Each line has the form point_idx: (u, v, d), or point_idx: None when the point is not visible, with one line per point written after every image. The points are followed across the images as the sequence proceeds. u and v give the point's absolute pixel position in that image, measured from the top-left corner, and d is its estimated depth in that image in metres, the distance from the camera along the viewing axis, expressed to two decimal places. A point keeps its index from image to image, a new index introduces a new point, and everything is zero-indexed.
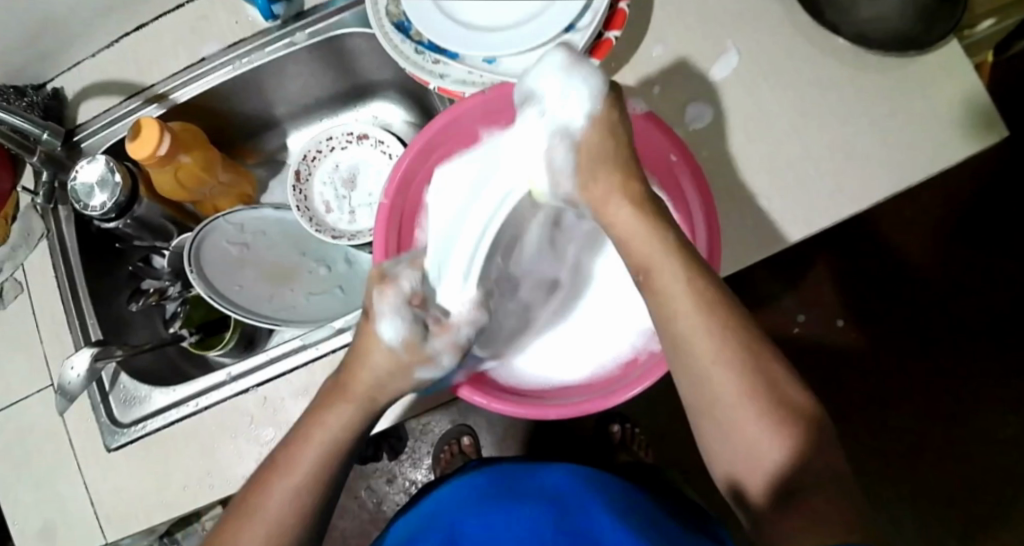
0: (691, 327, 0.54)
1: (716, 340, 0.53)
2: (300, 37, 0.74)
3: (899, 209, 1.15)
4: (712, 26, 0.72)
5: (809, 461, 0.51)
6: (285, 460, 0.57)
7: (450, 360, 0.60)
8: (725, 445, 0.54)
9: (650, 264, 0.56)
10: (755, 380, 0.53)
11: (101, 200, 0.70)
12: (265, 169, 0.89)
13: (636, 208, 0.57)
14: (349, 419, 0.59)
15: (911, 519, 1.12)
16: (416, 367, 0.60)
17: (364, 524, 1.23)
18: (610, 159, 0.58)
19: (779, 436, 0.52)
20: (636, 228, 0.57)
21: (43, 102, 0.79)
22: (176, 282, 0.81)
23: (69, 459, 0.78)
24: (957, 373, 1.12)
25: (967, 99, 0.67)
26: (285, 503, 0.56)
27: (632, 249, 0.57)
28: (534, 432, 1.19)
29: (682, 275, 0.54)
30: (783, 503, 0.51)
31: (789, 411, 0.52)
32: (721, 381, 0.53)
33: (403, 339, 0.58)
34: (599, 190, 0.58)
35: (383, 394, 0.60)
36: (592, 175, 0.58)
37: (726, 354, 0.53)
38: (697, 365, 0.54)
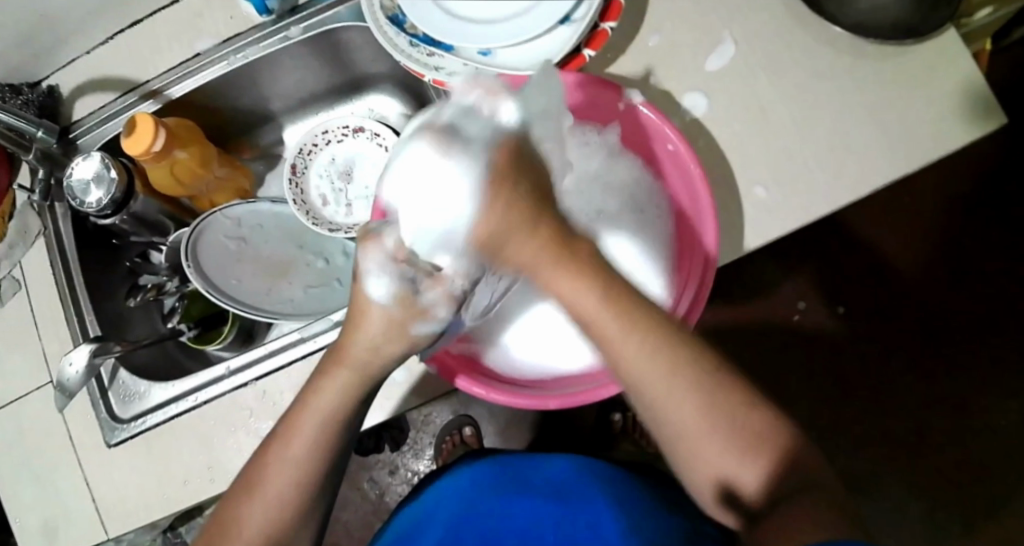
0: (643, 379, 0.53)
1: (673, 380, 0.53)
2: (295, 31, 0.74)
3: (897, 197, 1.15)
4: (708, 16, 0.72)
5: (783, 477, 0.53)
6: (284, 438, 0.57)
7: (446, 312, 0.57)
8: (694, 468, 0.55)
9: (587, 320, 0.54)
10: (717, 411, 0.53)
11: (96, 197, 0.70)
12: (261, 163, 0.88)
13: (557, 263, 0.53)
14: (345, 389, 0.58)
15: (912, 506, 1.12)
16: (412, 321, 0.56)
17: (366, 516, 1.24)
18: (520, 220, 0.53)
19: (749, 450, 0.53)
20: (569, 284, 0.53)
21: (39, 99, 0.80)
22: (175, 277, 0.81)
23: (70, 455, 0.78)
24: (957, 361, 1.12)
25: (964, 86, 0.67)
26: (286, 476, 0.57)
27: (573, 307, 0.54)
28: (535, 423, 1.19)
29: (624, 330, 0.53)
30: (766, 511, 0.53)
31: (755, 435, 0.54)
32: (685, 417, 0.54)
33: (395, 296, 0.55)
34: (528, 252, 0.53)
35: (380, 358, 0.57)
36: (503, 242, 0.53)
37: (680, 394, 0.53)
38: (657, 404, 0.54)
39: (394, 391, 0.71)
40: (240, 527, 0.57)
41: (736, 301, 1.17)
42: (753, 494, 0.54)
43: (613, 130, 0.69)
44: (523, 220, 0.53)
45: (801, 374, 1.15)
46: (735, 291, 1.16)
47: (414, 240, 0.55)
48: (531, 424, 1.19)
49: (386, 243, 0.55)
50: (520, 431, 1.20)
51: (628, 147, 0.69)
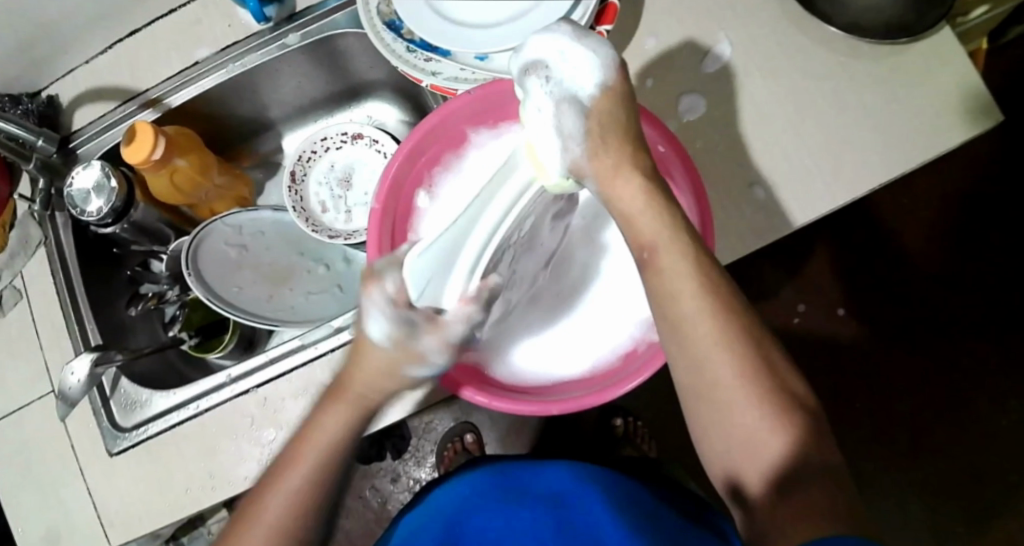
0: (694, 310, 0.53)
1: (716, 327, 0.53)
2: (293, 39, 0.75)
3: (897, 197, 1.15)
4: (704, 19, 0.72)
5: (807, 459, 0.51)
6: (283, 468, 0.57)
7: (442, 357, 0.55)
8: (726, 429, 0.53)
9: (651, 248, 0.55)
10: (756, 363, 0.53)
11: (96, 206, 0.71)
12: (260, 171, 0.89)
13: (643, 185, 0.55)
14: (346, 424, 0.56)
15: (917, 507, 1.11)
16: (408, 364, 0.54)
17: (369, 523, 1.23)
18: (621, 149, 0.56)
19: (778, 421, 0.52)
20: (636, 206, 0.55)
21: (39, 109, 0.80)
22: (175, 286, 0.82)
23: (72, 465, 0.78)
24: (959, 361, 1.12)
25: (960, 85, 0.67)
26: (284, 506, 0.56)
27: (636, 231, 0.56)
28: (536, 429, 1.19)
29: (686, 258, 0.54)
30: (790, 482, 0.50)
31: (786, 404, 0.52)
32: (719, 371, 0.53)
33: (393, 339, 0.53)
34: (604, 162, 0.55)
35: (381, 396, 0.56)
36: (609, 170, 0.55)
37: (723, 344, 0.53)
38: (702, 350, 0.53)
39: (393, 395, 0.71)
40: None
41: None
42: (777, 468, 0.51)
43: None
44: (623, 131, 0.56)
45: (803, 376, 1.15)
46: None
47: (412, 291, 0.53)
48: (533, 430, 1.19)
49: (388, 281, 0.53)
50: (521, 437, 1.19)
51: None
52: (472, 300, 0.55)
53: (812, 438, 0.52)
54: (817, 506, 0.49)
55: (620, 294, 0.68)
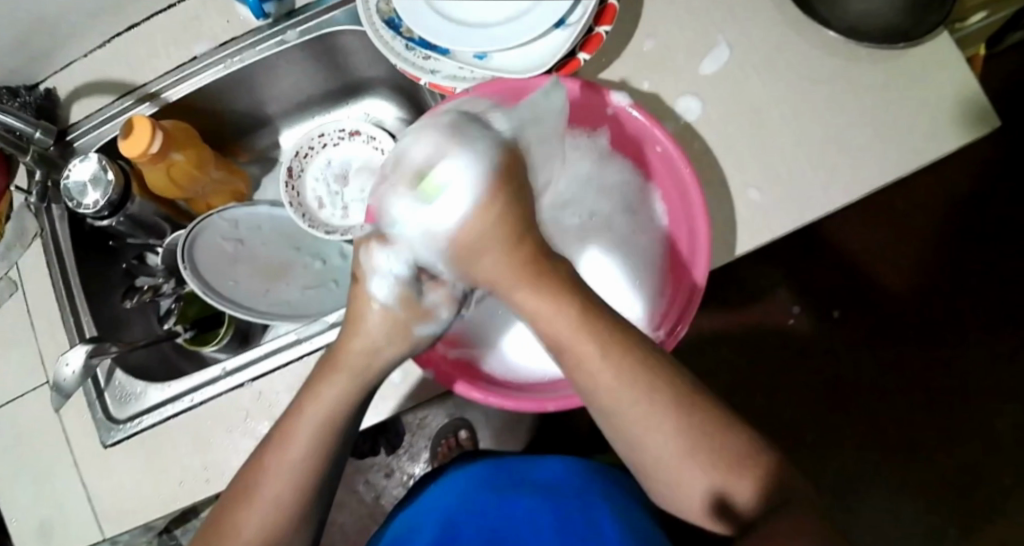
0: (621, 399, 0.53)
1: (647, 414, 0.53)
2: (291, 35, 0.74)
3: (893, 201, 1.16)
4: (703, 22, 0.72)
5: (773, 489, 0.54)
6: (280, 444, 0.56)
7: (447, 313, 0.57)
8: (680, 495, 0.55)
9: (559, 345, 0.54)
10: (694, 435, 0.53)
11: (93, 198, 0.71)
12: (258, 166, 0.89)
13: (537, 279, 0.53)
14: (342, 393, 0.56)
15: (909, 509, 1.12)
16: (414, 323, 0.56)
17: (363, 518, 1.24)
18: (506, 230, 0.53)
19: (729, 471, 0.53)
20: (541, 306, 0.53)
21: (36, 102, 0.79)
22: (170, 279, 0.81)
23: (66, 457, 0.78)
24: (952, 365, 1.13)
25: (957, 91, 0.68)
26: (285, 481, 0.55)
27: (547, 330, 0.54)
28: (530, 426, 1.19)
29: (598, 358, 0.53)
30: (756, 526, 0.53)
31: (738, 459, 0.54)
32: (660, 452, 0.54)
33: (398, 295, 0.55)
34: (492, 272, 0.53)
35: (378, 361, 0.56)
36: (475, 254, 0.53)
37: (657, 427, 0.53)
38: (636, 436, 0.54)
39: (389, 390, 0.71)
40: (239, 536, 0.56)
41: (732, 304, 1.17)
42: (749, 506, 0.54)
43: (602, 134, 0.69)
44: (511, 229, 0.53)
45: (796, 377, 1.15)
46: (731, 294, 1.17)
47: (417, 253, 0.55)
48: (528, 427, 1.19)
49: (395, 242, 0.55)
50: (515, 434, 1.20)
51: (617, 150, 0.69)
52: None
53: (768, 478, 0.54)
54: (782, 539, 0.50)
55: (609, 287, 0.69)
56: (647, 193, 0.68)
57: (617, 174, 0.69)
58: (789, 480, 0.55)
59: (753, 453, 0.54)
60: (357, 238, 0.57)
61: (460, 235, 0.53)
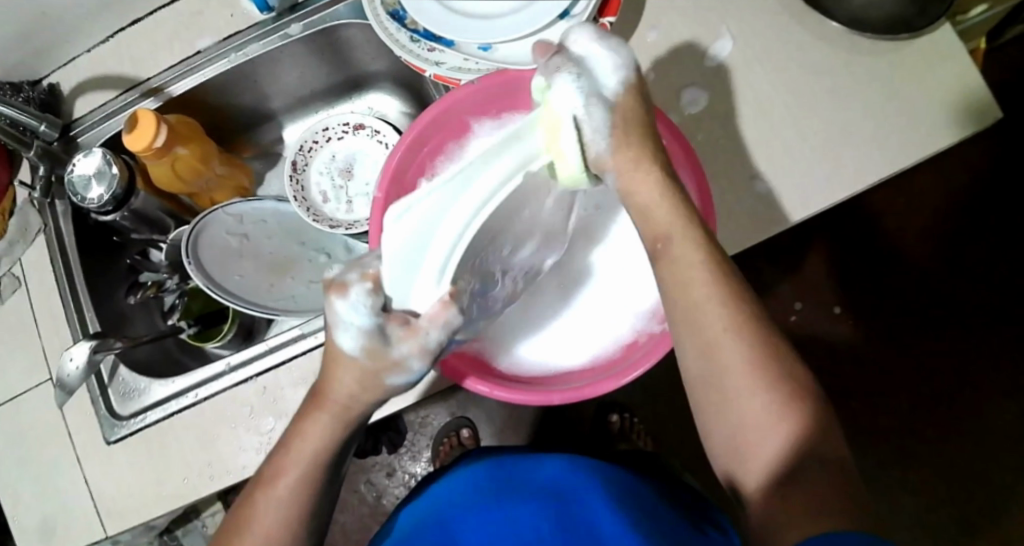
0: (711, 299, 0.54)
1: (732, 316, 0.53)
2: (296, 29, 0.75)
3: (894, 195, 1.16)
4: (706, 13, 0.72)
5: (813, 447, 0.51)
6: (267, 483, 0.57)
7: (419, 364, 0.55)
8: (737, 422, 0.53)
9: (664, 233, 0.56)
10: (764, 357, 0.53)
11: (98, 193, 0.70)
12: (261, 162, 0.89)
13: (650, 167, 0.57)
14: (328, 430, 0.57)
15: (911, 504, 1.12)
16: (387, 370, 0.55)
17: (366, 518, 1.23)
18: (625, 127, 0.57)
19: (781, 408, 0.52)
20: (656, 201, 0.57)
21: (40, 97, 0.80)
22: (174, 275, 0.81)
23: (69, 453, 0.78)
24: (955, 359, 1.13)
25: (960, 81, 0.68)
26: (271, 523, 0.55)
27: (652, 218, 0.57)
28: (533, 424, 1.19)
29: (698, 243, 0.55)
30: (791, 480, 0.51)
31: (794, 395, 0.52)
32: (730, 360, 0.53)
33: (364, 348, 0.54)
34: (623, 157, 0.57)
35: (358, 403, 0.57)
36: (613, 139, 0.57)
37: (738, 332, 0.53)
38: (711, 337, 0.54)
39: None
40: None
41: None
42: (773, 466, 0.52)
43: None
44: (631, 121, 0.57)
45: None
46: None
47: (388, 284, 0.53)
48: (530, 425, 1.19)
49: (354, 292, 0.53)
50: (518, 432, 1.19)
51: None
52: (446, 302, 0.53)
53: (819, 428, 0.52)
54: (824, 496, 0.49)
55: (608, 298, 0.69)
56: None
57: None
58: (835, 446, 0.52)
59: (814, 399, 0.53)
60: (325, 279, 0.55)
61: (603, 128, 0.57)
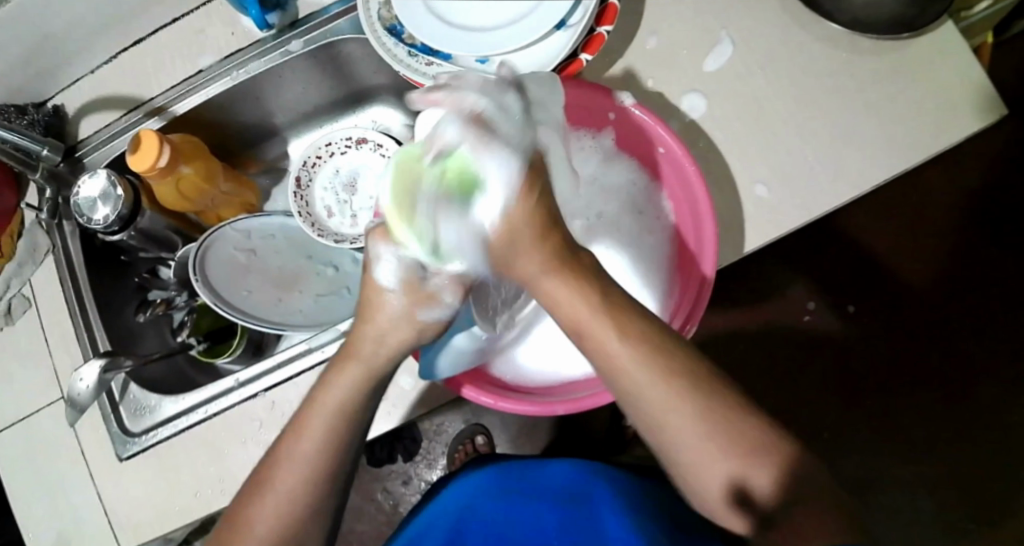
0: (644, 388, 0.54)
1: (668, 395, 0.54)
2: (296, 45, 0.75)
3: (903, 192, 1.15)
4: (706, 18, 0.72)
5: (791, 477, 0.54)
6: (293, 434, 0.57)
7: (452, 297, 0.55)
8: (704, 482, 0.54)
9: (578, 328, 0.55)
10: (711, 418, 0.54)
11: (103, 213, 0.71)
12: (267, 177, 0.89)
13: (559, 265, 0.54)
14: (356, 382, 0.57)
15: (931, 502, 1.11)
16: (419, 308, 0.55)
17: (381, 526, 1.23)
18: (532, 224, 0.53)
19: (751, 461, 0.54)
20: (559, 289, 0.54)
21: (44, 120, 0.80)
22: (183, 292, 0.82)
23: (83, 472, 0.78)
24: (969, 356, 1.12)
25: (966, 78, 0.67)
26: (295, 474, 0.56)
27: (560, 313, 0.55)
28: (545, 430, 1.18)
29: (614, 335, 0.54)
30: (784, 515, 0.53)
31: (757, 445, 0.54)
32: (686, 439, 0.54)
33: (401, 282, 0.54)
34: (526, 259, 0.54)
35: (387, 349, 0.56)
36: (520, 242, 0.53)
37: (680, 409, 0.54)
38: (660, 423, 0.54)
39: (400, 397, 0.71)
40: (251, 528, 0.57)
41: (744, 301, 1.16)
42: (763, 505, 0.54)
43: (606, 135, 0.70)
44: (541, 218, 0.54)
45: (812, 372, 1.14)
46: (743, 290, 1.16)
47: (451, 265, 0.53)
48: (544, 431, 1.18)
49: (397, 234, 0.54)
50: (531, 438, 1.19)
51: (622, 149, 0.70)
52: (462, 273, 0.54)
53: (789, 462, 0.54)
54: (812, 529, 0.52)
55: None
56: (654, 191, 0.70)
57: (622, 174, 0.71)
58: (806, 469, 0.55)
59: (773, 442, 0.54)
60: (370, 228, 0.56)
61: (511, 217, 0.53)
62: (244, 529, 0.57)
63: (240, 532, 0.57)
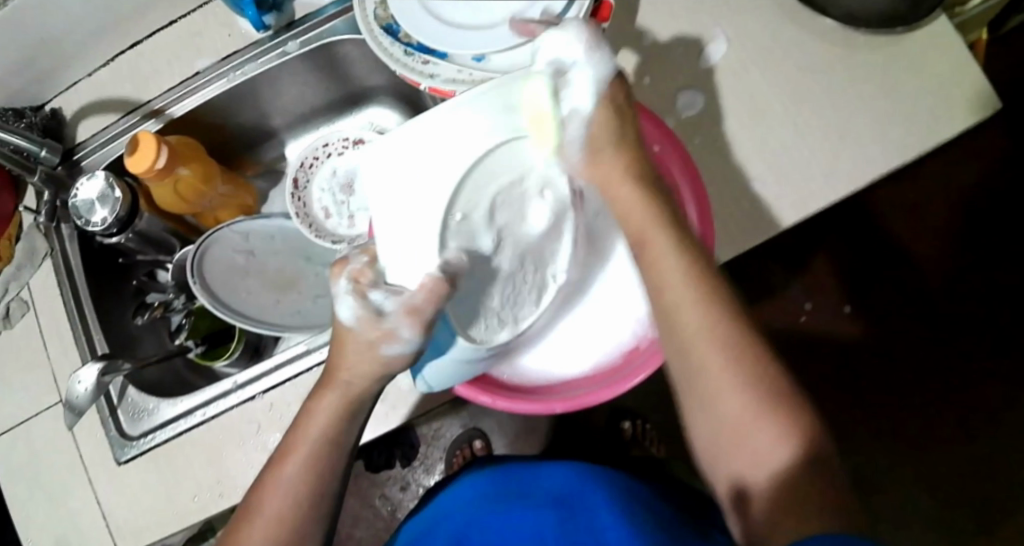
0: (686, 299, 0.54)
1: (705, 314, 0.54)
2: (292, 47, 0.75)
3: (903, 190, 1.15)
4: (701, 14, 0.72)
5: (806, 454, 0.51)
6: (279, 464, 0.57)
7: (410, 333, 0.52)
8: (717, 425, 0.53)
9: (641, 237, 0.56)
10: (744, 357, 0.53)
11: (102, 216, 0.71)
12: (264, 180, 0.89)
13: (634, 179, 0.57)
14: (336, 411, 0.57)
15: (934, 503, 1.10)
16: (382, 343, 0.53)
17: (381, 533, 1.23)
18: (606, 126, 0.56)
19: (764, 421, 0.52)
20: (632, 202, 0.56)
21: (42, 122, 0.80)
22: (181, 295, 0.82)
23: (80, 475, 0.78)
24: (972, 355, 1.11)
25: (962, 70, 0.68)
26: (281, 504, 0.56)
27: (631, 220, 0.57)
28: (547, 433, 1.18)
29: (672, 248, 0.55)
30: (787, 490, 0.50)
31: (774, 403, 0.52)
32: (706, 361, 0.53)
33: (358, 318, 0.53)
34: (603, 169, 0.57)
35: (365, 382, 0.56)
36: (598, 151, 0.57)
37: (713, 333, 0.53)
38: (687, 343, 0.54)
39: (398, 396, 0.71)
40: None
41: (746, 301, 1.15)
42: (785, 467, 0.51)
43: None
44: (620, 123, 0.57)
45: (813, 373, 1.14)
46: (744, 289, 1.15)
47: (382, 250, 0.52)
48: (543, 435, 1.18)
49: (353, 265, 0.53)
50: (531, 442, 1.19)
51: None
52: (431, 278, 0.50)
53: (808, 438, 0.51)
54: (815, 503, 0.49)
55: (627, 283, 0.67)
56: None
57: None
58: (824, 450, 0.52)
59: (798, 410, 0.52)
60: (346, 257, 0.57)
61: (598, 120, 0.56)
62: None
63: None
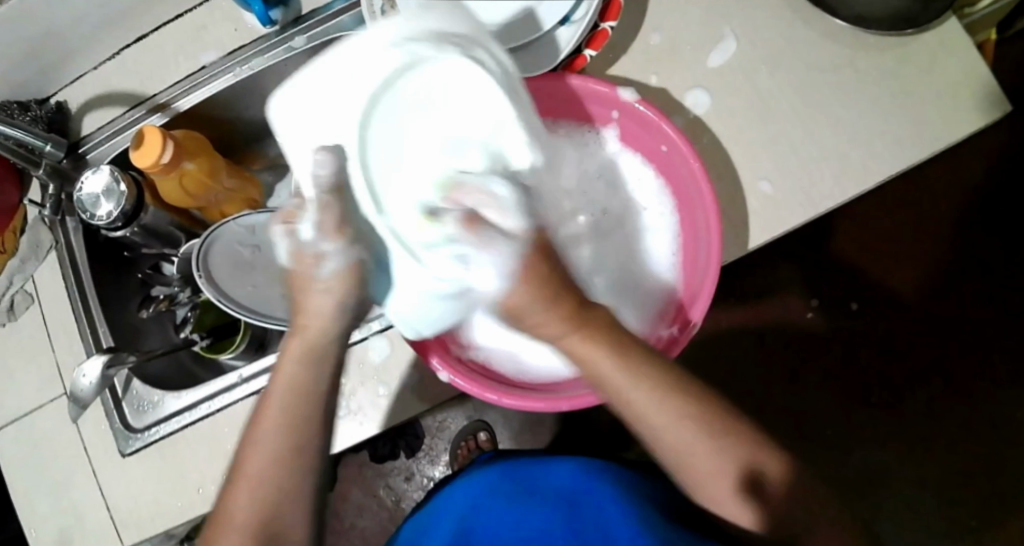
0: (646, 404, 0.57)
1: (670, 407, 0.57)
2: (299, 41, 0.75)
3: (909, 189, 1.14)
4: (711, 13, 0.72)
5: (786, 478, 0.59)
6: (258, 421, 0.58)
7: (331, 247, 0.56)
8: (715, 493, 0.58)
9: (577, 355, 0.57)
10: (712, 430, 0.57)
11: (107, 210, 0.71)
12: (270, 173, 0.89)
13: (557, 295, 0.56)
14: (301, 359, 0.59)
15: (934, 499, 1.11)
16: (316, 268, 0.57)
17: (385, 524, 1.23)
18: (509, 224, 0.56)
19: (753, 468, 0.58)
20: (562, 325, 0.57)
21: (47, 116, 0.80)
22: (186, 288, 0.82)
23: (85, 466, 0.78)
24: (974, 353, 1.12)
25: (972, 73, 0.67)
26: (263, 460, 0.57)
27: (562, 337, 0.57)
28: (549, 427, 1.18)
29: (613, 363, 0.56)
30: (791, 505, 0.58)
31: (750, 451, 0.58)
32: (679, 444, 0.58)
33: (291, 252, 0.58)
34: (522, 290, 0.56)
35: (322, 324, 0.59)
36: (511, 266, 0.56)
37: (680, 420, 0.57)
38: (661, 434, 0.57)
39: (403, 392, 0.71)
40: (234, 518, 0.57)
41: (749, 298, 1.16)
42: (780, 487, 0.58)
43: (610, 130, 0.70)
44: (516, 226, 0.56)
45: (815, 369, 1.15)
46: (748, 286, 1.15)
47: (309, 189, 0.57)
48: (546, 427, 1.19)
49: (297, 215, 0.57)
50: (534, 434, 1.19)
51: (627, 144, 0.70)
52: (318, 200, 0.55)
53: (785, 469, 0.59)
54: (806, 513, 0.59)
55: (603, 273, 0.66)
56: (660, 187, 0.69)
57: (630, 167, 0.70)
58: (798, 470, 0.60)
59: (770, 448, 0.59)
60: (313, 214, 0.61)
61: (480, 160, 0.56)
62: (226, 517, 0.58)
63: (222, 526, 0.58)
